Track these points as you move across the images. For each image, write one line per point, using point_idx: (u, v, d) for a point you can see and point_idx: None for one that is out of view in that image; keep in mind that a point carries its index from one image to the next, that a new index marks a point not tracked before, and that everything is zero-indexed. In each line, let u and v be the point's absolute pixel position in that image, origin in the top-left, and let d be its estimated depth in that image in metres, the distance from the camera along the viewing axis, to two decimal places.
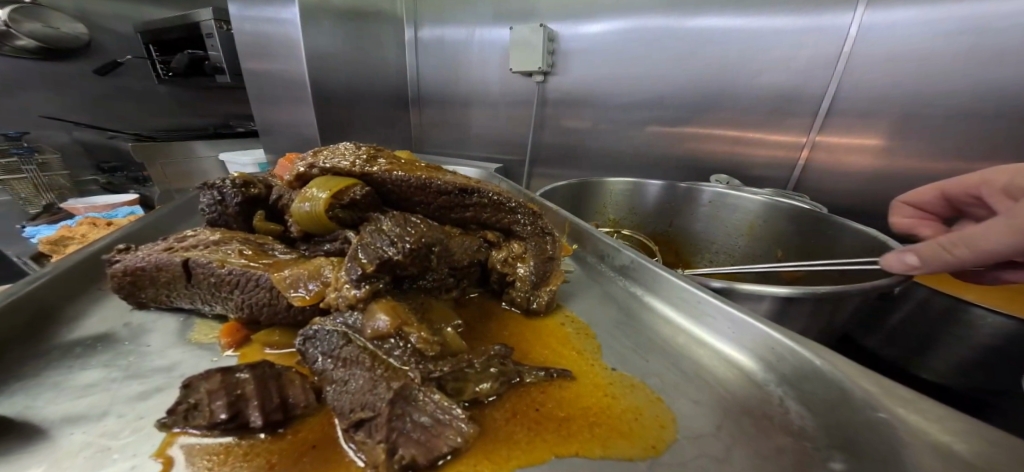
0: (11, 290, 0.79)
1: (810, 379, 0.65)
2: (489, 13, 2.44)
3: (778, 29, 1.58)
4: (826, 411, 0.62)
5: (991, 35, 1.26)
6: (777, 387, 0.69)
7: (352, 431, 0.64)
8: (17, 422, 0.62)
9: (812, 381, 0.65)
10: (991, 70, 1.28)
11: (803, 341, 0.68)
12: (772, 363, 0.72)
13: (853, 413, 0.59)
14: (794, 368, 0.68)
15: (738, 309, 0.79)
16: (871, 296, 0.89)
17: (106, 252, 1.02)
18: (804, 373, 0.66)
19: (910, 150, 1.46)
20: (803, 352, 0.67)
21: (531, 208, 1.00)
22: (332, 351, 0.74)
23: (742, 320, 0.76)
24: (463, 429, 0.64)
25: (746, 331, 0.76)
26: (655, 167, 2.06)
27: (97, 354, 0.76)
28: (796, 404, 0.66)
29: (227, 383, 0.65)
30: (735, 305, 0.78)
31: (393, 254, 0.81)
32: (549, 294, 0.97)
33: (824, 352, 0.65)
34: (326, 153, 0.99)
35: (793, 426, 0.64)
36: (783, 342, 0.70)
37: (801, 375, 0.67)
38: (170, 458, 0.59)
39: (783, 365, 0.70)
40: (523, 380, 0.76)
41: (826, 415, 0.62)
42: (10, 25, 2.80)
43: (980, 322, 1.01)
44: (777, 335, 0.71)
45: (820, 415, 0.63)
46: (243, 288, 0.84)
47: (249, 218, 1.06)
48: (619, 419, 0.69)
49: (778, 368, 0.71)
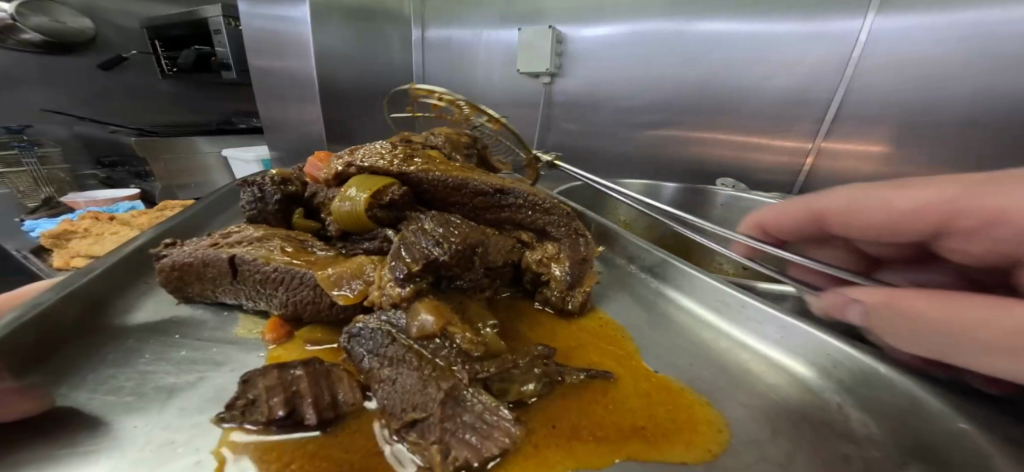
0: (69, 280, 0.80)
1: (878, 389, 0.67)
2: (495, 14, 2.45)
3: (789, 35, 1.59)
4: (896, 420, 0.63)
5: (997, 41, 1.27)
6: (835, 395, 0.71)
7: (405, 431, 0.63)
8: (58, 411, 0.62)
9: (877, 390, 0.67)
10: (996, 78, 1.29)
11: (862, 350, 0.71)
12: (828, 370, 0.74)
13: (923, 421, 0.61)
14: (853, 375, 0.71)
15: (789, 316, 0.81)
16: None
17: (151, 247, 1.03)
18: (867, 380, 0.69)
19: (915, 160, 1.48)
20: (864, 359, 0.70)
21: (567, 209, 1.00)
22: (377, 350, 0.73)
23: (794, 326, 0.79)
24: (512, 430, 0.64)
25: (798, 337, 0.79)
26: (662, 169, 2.06)
27: (150, 348, 0.77)
28: (858, 413, 0.67)
29: (283, 381, 0.65)
30: (786, 312, 0.81)
31: (438, 254, 0.81)
32: (584, 296, 0.98)
33: (886, 361, 0.69)
34: (364, 152, 0.99)
35: (860, 435, 0.64)
36: (841, 348, 0.73)
37: (865, 382, 0.69)
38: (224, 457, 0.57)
39: (840, 372, 0.72)
40: (565, 379, 0.76)
41: (895, 423, 0.63)
42: (17, 20, 2.82)
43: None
44: (834, 342, 0.74)
45: (887, 424, 0.64)
46: (287, 285, 0.84)
47: (289, 215, 1.07)
48: (677, 423, 0.69)
49: (835, 375, 0.73)
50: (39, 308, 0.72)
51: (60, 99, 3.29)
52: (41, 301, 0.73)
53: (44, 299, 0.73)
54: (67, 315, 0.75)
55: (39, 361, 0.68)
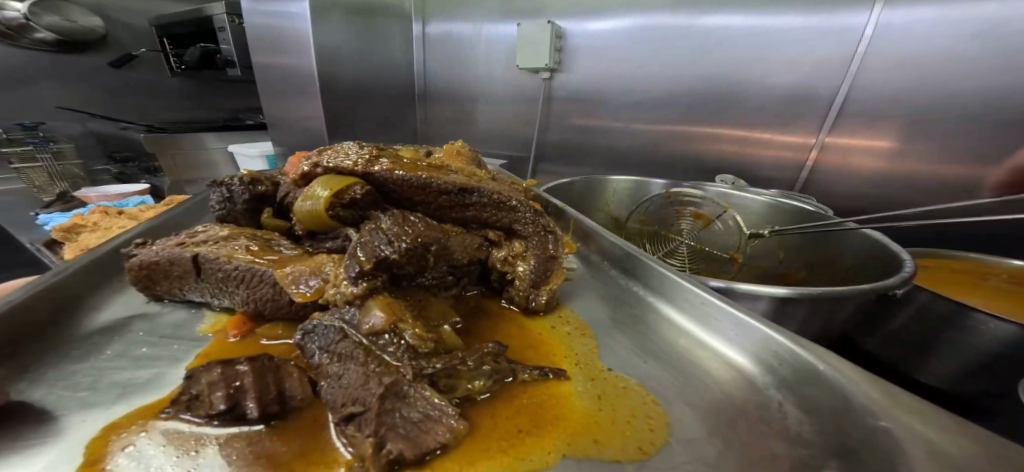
0: (39, 278, 0.80)
1: (812, 385, 0.65)
2: (497, 9, 2.44)
3: (792, 29, 1.56)
4: (829, 421, 0.61)
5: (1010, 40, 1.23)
6: (776, 391, 0.70)
7: (342, 426, 0.64)
8: (36, 409, 0.64)
9: (814, 385, 0.65)
10: (1006, 77, 1.26)
11: (804, 345, 0.69)
12: (773, 367, 0.72)
13: (855, 423, 0.58)
14: (795, 373, 0.68)
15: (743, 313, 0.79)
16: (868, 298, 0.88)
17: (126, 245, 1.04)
18: (807, 377, 0.66)
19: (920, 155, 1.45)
20: (803, 354, 0.68)
21: (534, 206, 1.03)
22: (329, 346, 0.76)
23: (746, 323, 0.77)
24: (454, 425, 0.65)
25: (749, 335, 0.77)
26: (661, 164, 2.04)
27: (114, 344, 0.79)
28: (794, 409, 0.66)
29: (227, 375, 0.66)
30: (740, 309, 0.79)
31: (389, 253, 0.83)
32: (549, 293, 0.98)
33: (825, 356, 0.66)
34: (330, 153, 1.01)
35: (791, 432, 0.63)
36: (785, 346, 0.70)
37: (804, 379, 0.67)
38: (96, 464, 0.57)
39: (784, 368, 0.70)
40: (518, 377, 0.77)
41: (828, 423, 0.61)
42: (30, 19, 2.88)
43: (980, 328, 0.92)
44: (780, 339, 0.71)
45: (820, 423, 0.62)
46: (248, 283, 0.87)
47: (257, 214, 1.09)
48: (610, 422, 0.69)
49: (779, 372, 0.71)
50: (7, 306, 0.71)
51: (72, 95, 3.33)
52: (8, 300, 0.72)
53: (14, 297, 0.73)
54: (38, 313, 0.76)
55: (9, 357, 0.69)
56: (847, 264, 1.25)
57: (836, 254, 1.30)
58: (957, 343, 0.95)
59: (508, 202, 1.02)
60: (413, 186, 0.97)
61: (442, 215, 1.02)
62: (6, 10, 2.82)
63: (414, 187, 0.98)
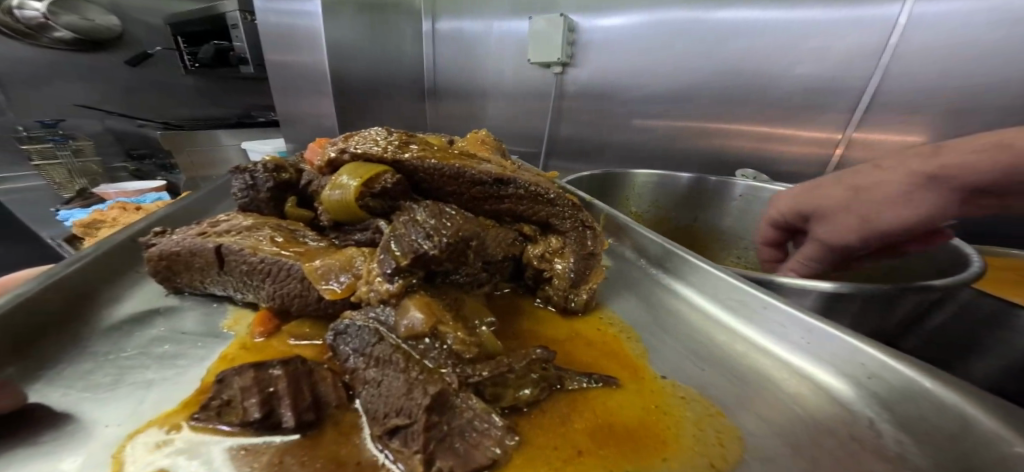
0: (52, 270, 0.77)
1: (914, 402, 0.59)
2: (507, 3, 2.37)
3: (818, 22, 1.49)
4: (927, 435, 0.56)
5: None
6: (865, 407, 0.64)
7: (386, 439, 0.60)
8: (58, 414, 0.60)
9: (915, 403, 0.59)
10: None
11: (901, 357, 0.63)
12: (859, 380, 0.67)
13: (978, 447, 0.50)
14: (890, 388, 0.62)
15: (816, 320, 0.73)
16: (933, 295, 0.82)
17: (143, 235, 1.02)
18: (904, 394, 0.60)
19: None
20: (900, 368, 0.61)
21: (572, 200, 0.97)
22: (364, 349, 0.71)
23: (821, 331, 0.72)
24: (504, 441, 0.61)
25: (826, 344, 0.71)
26: (681, 161, 1.97)
27: (133, 338, 0.77)
28: (890, 428, 0.60)
29: (259, 379, 0.63)
30: (812, 315, 0.73)
31: (428, 248, 0.77)
32: (589, 292, 0.94)
33: (929, 371, 0.59)
34: (358, 139, 0.96)
35: (888, 453, 0.58)
36: (876, 359, 0.64)
37: (900, 396, 0.61)
38: (121, 459, 0.54)
39: (869, 381, 0.65)
40: (567, 386, 0.74)
41: (925, 438, 0.56)
42: (49, 17, 2.91)
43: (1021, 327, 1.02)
44: (869, 351, 0.66)
45: (919, 437, 0.57)
46: (275, 277, 0.83)
47: (281, 203, 1.04)
48: (677, 436, 0.64)
49: (866, 386, 0.65)
50: (15, 298, 0.69)
51: (89, 93, 3.35)
52: (18, 292, 0.70)
53: (23, 288, 0.71)
54: (50, 306, 0.73)
55: (20, 351, 0.67)
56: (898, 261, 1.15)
57: None
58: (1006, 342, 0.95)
59: (549, 194, 0.96)
60: (446, 177, 0.93)
61: (476, 208, 0.97)
62: (26, 9, 2.86)
63: (446, 176, 0.93)
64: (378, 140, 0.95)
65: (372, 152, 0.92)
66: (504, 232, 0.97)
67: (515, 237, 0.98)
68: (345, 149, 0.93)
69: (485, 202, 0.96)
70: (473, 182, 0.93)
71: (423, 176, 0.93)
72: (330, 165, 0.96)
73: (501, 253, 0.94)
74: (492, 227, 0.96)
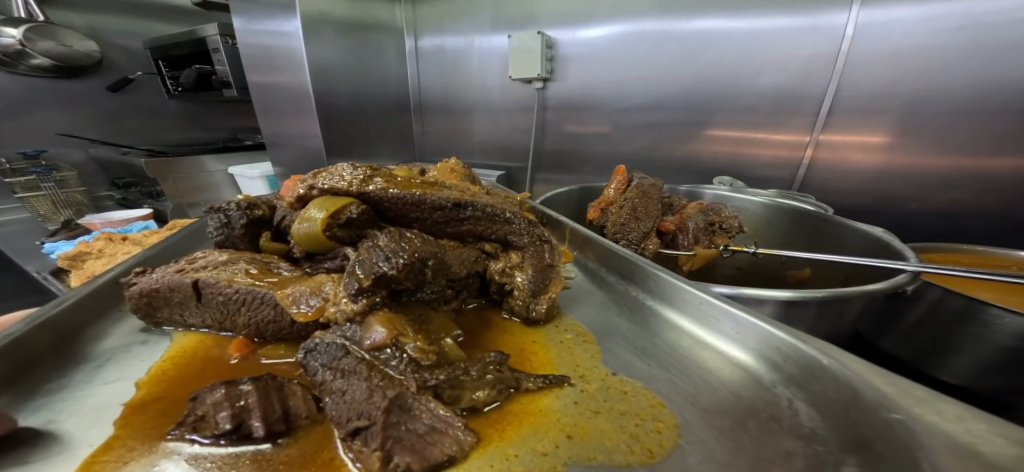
0: (39, 311, 0.81)
1: (820, 379, 0.67)
2: (487, 22, 2.49)
3: (778, 29, 1.61)
4: (840, 413, 0.63)
5: (995, 31, 1.28)
6: (784, 388, 0.71)
7: (349, 440, 0.67)
8: (44, 439, 0.66)
9: (821, 381, 0.67)
10: (993, 69, 1.31)
11: (809, 341, 0.70)
12: (779, 364, 0.74)
13: (868, 416, 0.59)
14: (801, 368, 0.70)
15: (743, 311, 0.81)
16: (875, 297, 0.87)
17: (127, 272, 1.05)
18: (813, 373, 0.68)
19: (919, 148, 1.47)
20: (808, 351, 0.69)
21: (528, 217, 1.06)
22: (331, 363, 0.78)
23: (747, 322, 0.79)
24: (461, 437, 0.68)
25: (750, 332, 0.79)
26: (659, 168, 2.07)
27: (116, 370, 0.82)
28: (805, 406, 0.67)
29: (232, 395, 0.70)
30: (739, 307, 0.81)
31: (388, 269, 0.85)
32: (548, 302, 1.00)
33: (832, 352, 0.67)
34: (326, 175, 1.03)
35: (803, 429, 0.65)
36: (789, 343, 0.72)
37: (809, 375, 0.69)
38: None
39: (790, 365, 0.72)
40: (521, 386, 0.79)
41: (836, 414, 0.63)
42: (25, 45, 2.84)
43: (994, 323, 0.90)
44: (781, 334, 0.74)
45: (832, 417, 0.63)
46: (250, 305, 0.91)
47: (256, 237, 1.12)
48: (619, 426, 0.71)
49: (785, 369, 0.73)
50: (6, 339, 0.73)
51: (72, 121, 3.37)
52: (7, 333, 0.74)
53: (12, 329, 0.75)
54: (38, 343, 0.78)
55: (10, 383, 0.72)
56: (855, 253, 1.22)
57: (838, 239, 1.28)
58: (969, 337, 0.94)
59: (507, 214, 1.05)
60: (408, 204, 1.00)
61: (439, 230, 1.04)
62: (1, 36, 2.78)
63: (408, 203, 1.00)
64: (347, 172, 1.03)
65: (340, 186, 1.00)
66: (467, 252, 1.04)
67: (477, 256, 1.07)
68: (314, 184, 1.00)
69: (449, 224, 1.03)
70: (436, 207, 1.01)
71: (387, 204, 1.01)
72: (301, 202, 1.03)
73: (462, 271, 1.02)
74: (454, 247, 1.03)
